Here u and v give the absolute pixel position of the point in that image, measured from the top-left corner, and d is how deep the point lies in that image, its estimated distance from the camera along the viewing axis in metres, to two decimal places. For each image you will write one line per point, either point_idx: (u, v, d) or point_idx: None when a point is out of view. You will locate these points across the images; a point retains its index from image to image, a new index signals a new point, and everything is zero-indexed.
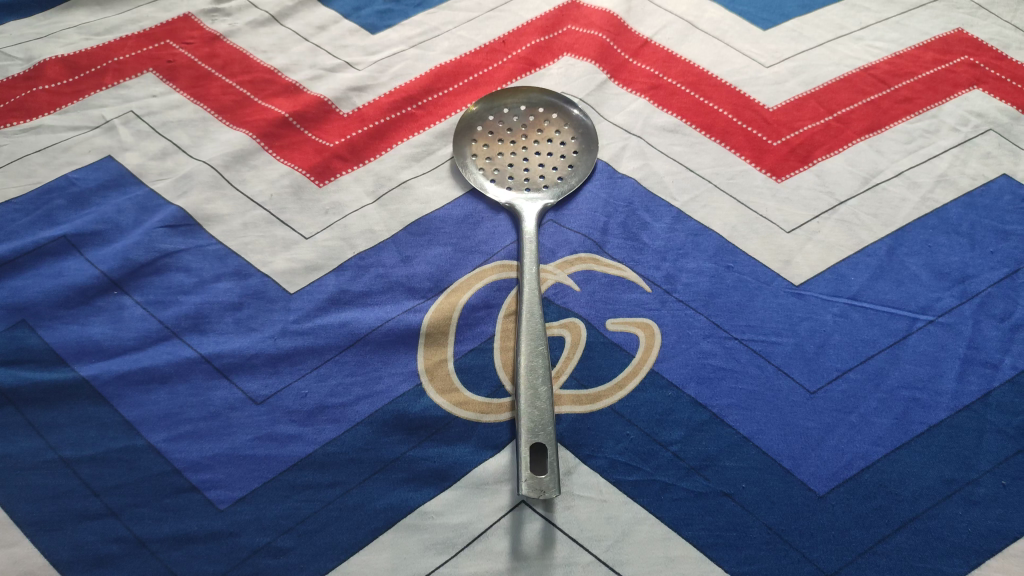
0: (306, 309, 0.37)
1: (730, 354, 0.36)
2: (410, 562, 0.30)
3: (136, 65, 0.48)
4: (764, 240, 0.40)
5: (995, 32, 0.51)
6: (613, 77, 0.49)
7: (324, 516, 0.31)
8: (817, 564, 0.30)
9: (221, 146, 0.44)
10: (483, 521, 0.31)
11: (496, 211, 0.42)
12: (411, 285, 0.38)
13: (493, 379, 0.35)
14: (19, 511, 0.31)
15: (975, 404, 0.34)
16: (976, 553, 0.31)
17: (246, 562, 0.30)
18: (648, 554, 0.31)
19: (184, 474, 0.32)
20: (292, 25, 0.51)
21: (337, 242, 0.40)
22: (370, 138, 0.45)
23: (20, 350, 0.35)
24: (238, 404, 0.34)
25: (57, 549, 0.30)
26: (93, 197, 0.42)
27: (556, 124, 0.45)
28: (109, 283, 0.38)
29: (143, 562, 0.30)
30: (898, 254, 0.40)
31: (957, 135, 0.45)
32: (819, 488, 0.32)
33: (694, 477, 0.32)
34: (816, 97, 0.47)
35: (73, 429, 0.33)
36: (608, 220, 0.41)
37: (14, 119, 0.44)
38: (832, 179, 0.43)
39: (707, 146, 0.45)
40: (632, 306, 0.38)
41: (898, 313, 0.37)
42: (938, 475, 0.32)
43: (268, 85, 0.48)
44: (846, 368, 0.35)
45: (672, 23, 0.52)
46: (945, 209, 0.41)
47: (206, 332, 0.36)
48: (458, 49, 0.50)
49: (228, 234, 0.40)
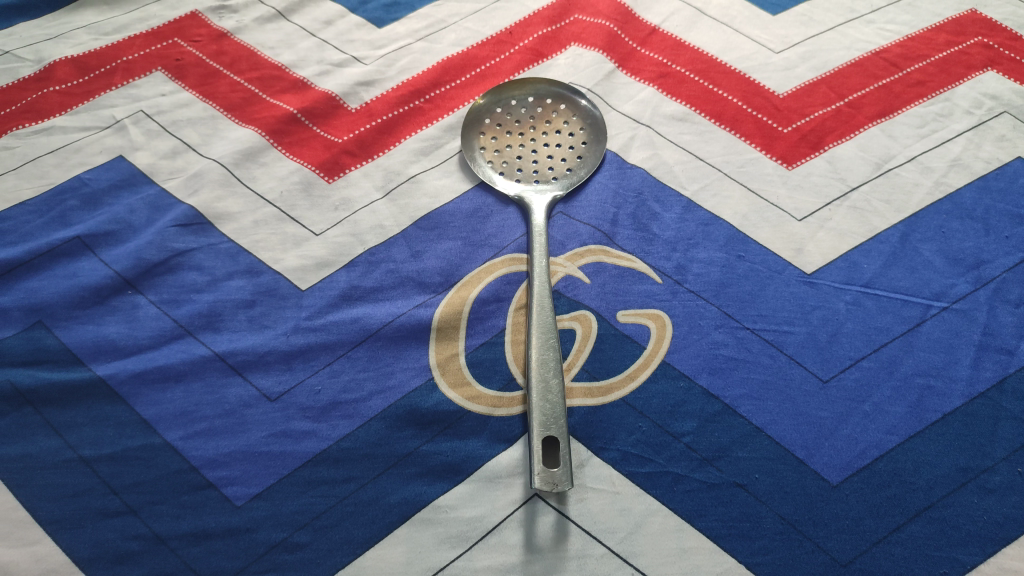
0: (317, 305, 0.38)
1: (742, 344, 0.36)
2: (425, 556, 0.31)
3: (144, 64, 0.48)
4: (775, 228, 0.40)
5: (1009, 12, 0.50)
6: (621, 66, 0.48)
7: (339, 512, 0.31)
8: (831, 554, 0.30)
9: (231, 144, 0.44)
10: (496, 514, 0.31)
11: (505, 204, 0.42)
12: (421, 281, 0.39)
13: (504, 372, 0.35)
14: (38, 510, 0.32)
15: (990, 391, 0.34)
16: (991, 541, 0.30)
17: (262, 558, 0.30)
18: (662, 546, 0.31)
19: (201, 472, 0.32)
20: (298, 21, 0.51)
21: (346, 239, 0.40)
22: (378, 132, 0.45)
23: (37, 351, 0.36)
24: (252, 402, 0.34)
25: (78, 546, 0.31)
26: (105, 198, 0.42)
27: (564, 115, 0.45)
28: (122, 283, 0.38)
29: (163, 558, 0.30)
30: (911, 241, 0.39)
31: (971, 118, 0.44)
32: (832, 478, 0.32)
33: (707, 468, 0.32)
34: (827, 82, 0.47)
35: (92, 429, 0.34)
36: (618, 211, 0.41)
37: (26, 121, 0.45)
38: (844, 166, 0.42)
39: (717, 135, 0.44)
40: (643, 298, 0.38)
41: (911, 300, 0.37)
42: (953, 463, 0.32)
43: (276, 81, 0.48)
44: (860, 357, 0.35)
45: (680, 10, 0.51)
46: (959, 193, 0.41)
47: (219, 330, 0.37)
48: (464, 41, 0.50)
49: (240, 232, 0.40)
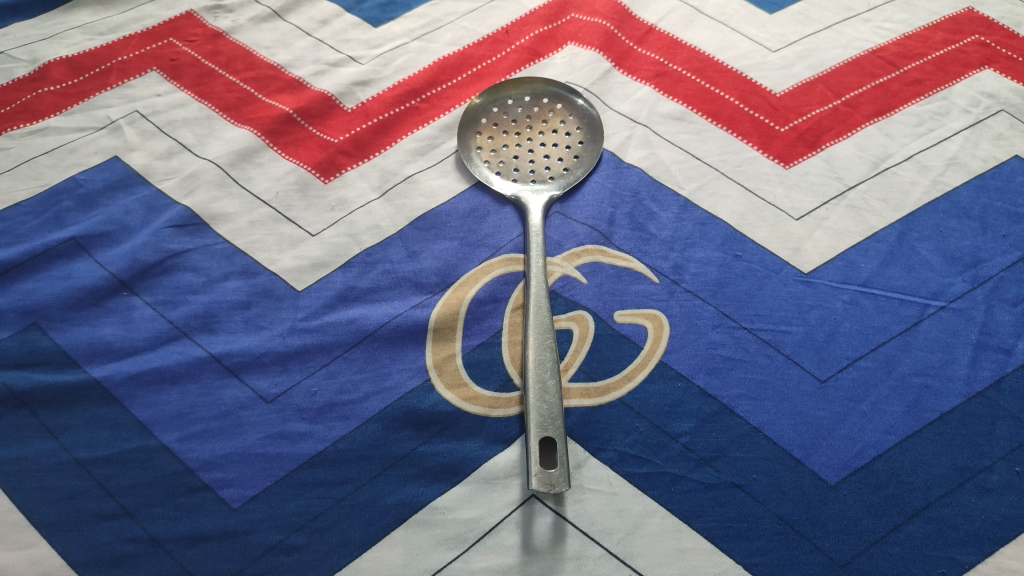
0: (313, 306, 0.37)
1: (739, 344, 0.36)
2: (422, 557, 0.31)
3: (140, 64, 0.48)
4: (772, 228, 0.40)
5: (1006, 10, 0.50)
6: (617, 65, 0.48)
7: (335, 514, 0.31)
8: (829, 554, 0.30)
9: (226, 144, 0.44)
10: (493, 515, 0.31)
11: (502, 204, 0.42)
12: (417, 281, 0.38)
13: (501, 373, 0.35)
14: (34, 513, 0.31)
15: (987, 390, 0.34)
16: (989, 541, 0.30)
17: (259, 561, 0.30)
18: (660, 547, 0.31)
19: (197, 473, 0.32)
20: (294, 20, 0.51)
21: (343, 239, 0.40)
22: (375, 132, 0.45)
23: (32, 353, 0.35)
24: (248, 403, 0.34)
25: (74, 549, 0.31)
26: (100, 199, 0.42)
27: (560, 114, 0.45)
28: (117, 284, 0.38)
29: (159, 561, 0.30)
30: (908, 240, 0.39)
31: (968, 117, 0.44)
32: (830, 478, 0.32)
33: (704, 469, 0.32)
34: (824, 81, 0.46)
35: (87, 431, 0.33)
36: (615, 211, 0.41)
37: (20, 122, 0.44)
38: (841, 165, 0.42)
39: (714, 134, 0.44)
40: (640, 297, 0.37)
41: (909, 300, 0.37)
42: (950, 463, 0.32)
43: (271, 81, 0.48)
44: (857, 356, 0.35)
45: (677, 9, 0.51)
46: (956, 192, 0.41)
47: (215, 331, 0.37)
48: (461, 40, 0.50)
49: (236, 233, 0.40)
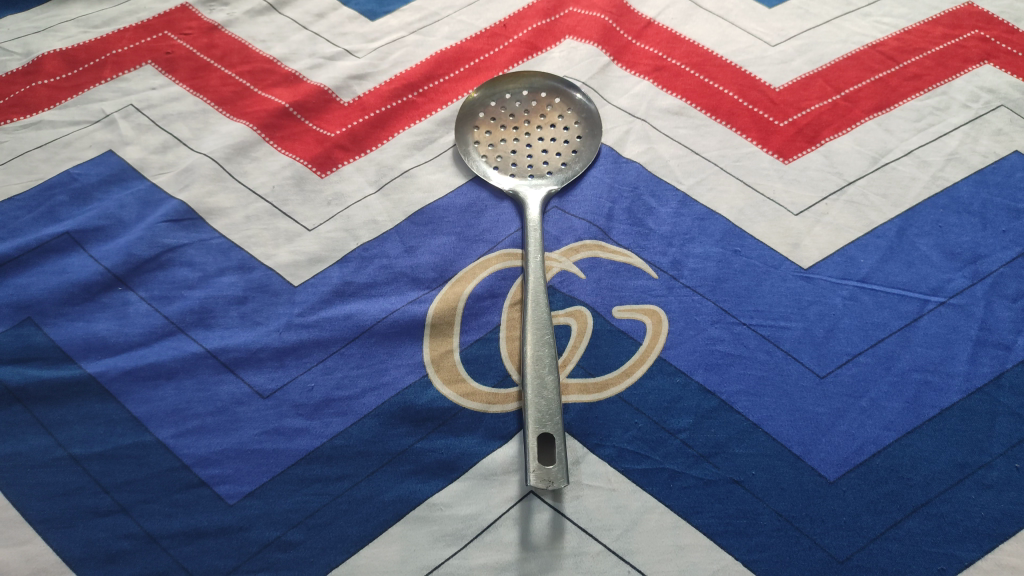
0: (310, 301, 0.37)
1: (739, 340, 0.36)
2: (420, 554, 0.30)
3: (134, 58, 0.47)
4: (771, 223, 0.40)
5: (1006, 5, 0.50)
6: (616, 60, 0.48)
7: (332, 510, 0.31)
8: (829, 551, 0.30)
9: (222, 138, 0.44)
10: (491, 512, 0.31)
11: (500, 198, 0.41)
12: (415, 276, 0.38)
13: (499, 368, 0.35)
14: (28, 509, 0.31)
15: (987, 386, 0.34)
16: (988, 537, 0.30)
17: (255, 557, 0.30)
18: (658, 543, 0.30)
19: (193, 470, 0.32)
20: (289, 13, 0.51)
21: (339, 234, 0.40)
22: (372, 126, 0.44)
23: (26, 348, 0.35)
24: (244, 399, 0.34)
25: (69, 546, 0.30)
26: (94, 192, 0.41)
27: (559, 108, 0.44)
28: (113, 279, 0.38)
29: (155, 558, 0.30)
30: (908, 235, 0.39)
31: (968, 112, 0.44)
32: (830, 474, 0.32)
33: (703, 465, 0.32)
34: (823, 76, 0.46)
35: (82, 427, 0.33)
36: (613, 206, 0.41)
37: (14, 115, 0.44)
38: (840, 160, 0.42)
39: (712, 129, 0.44)
40: (638, 293, 0.37)
41: (909, 295, 0.37)
42: (950, 459, 0.32)
43: (267, 74, 0.47)
44: (856, 352, 0.35)
45: (676, 3, 0.51)
46: (956, 187, 0.41)
47: (211, 327, 0.36)
48: (458, 34, 0.50)
49: (232, 228, 0.40)
